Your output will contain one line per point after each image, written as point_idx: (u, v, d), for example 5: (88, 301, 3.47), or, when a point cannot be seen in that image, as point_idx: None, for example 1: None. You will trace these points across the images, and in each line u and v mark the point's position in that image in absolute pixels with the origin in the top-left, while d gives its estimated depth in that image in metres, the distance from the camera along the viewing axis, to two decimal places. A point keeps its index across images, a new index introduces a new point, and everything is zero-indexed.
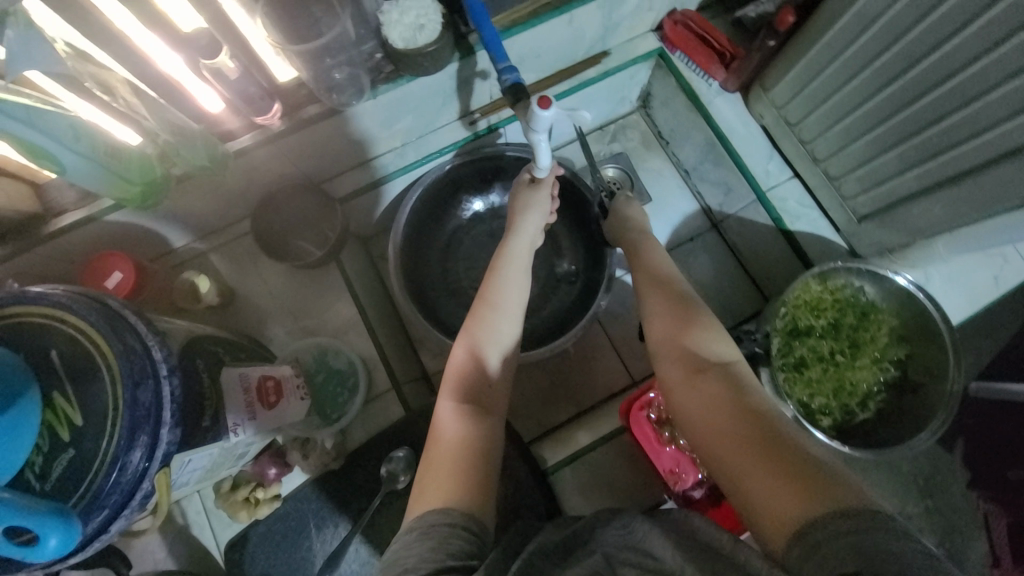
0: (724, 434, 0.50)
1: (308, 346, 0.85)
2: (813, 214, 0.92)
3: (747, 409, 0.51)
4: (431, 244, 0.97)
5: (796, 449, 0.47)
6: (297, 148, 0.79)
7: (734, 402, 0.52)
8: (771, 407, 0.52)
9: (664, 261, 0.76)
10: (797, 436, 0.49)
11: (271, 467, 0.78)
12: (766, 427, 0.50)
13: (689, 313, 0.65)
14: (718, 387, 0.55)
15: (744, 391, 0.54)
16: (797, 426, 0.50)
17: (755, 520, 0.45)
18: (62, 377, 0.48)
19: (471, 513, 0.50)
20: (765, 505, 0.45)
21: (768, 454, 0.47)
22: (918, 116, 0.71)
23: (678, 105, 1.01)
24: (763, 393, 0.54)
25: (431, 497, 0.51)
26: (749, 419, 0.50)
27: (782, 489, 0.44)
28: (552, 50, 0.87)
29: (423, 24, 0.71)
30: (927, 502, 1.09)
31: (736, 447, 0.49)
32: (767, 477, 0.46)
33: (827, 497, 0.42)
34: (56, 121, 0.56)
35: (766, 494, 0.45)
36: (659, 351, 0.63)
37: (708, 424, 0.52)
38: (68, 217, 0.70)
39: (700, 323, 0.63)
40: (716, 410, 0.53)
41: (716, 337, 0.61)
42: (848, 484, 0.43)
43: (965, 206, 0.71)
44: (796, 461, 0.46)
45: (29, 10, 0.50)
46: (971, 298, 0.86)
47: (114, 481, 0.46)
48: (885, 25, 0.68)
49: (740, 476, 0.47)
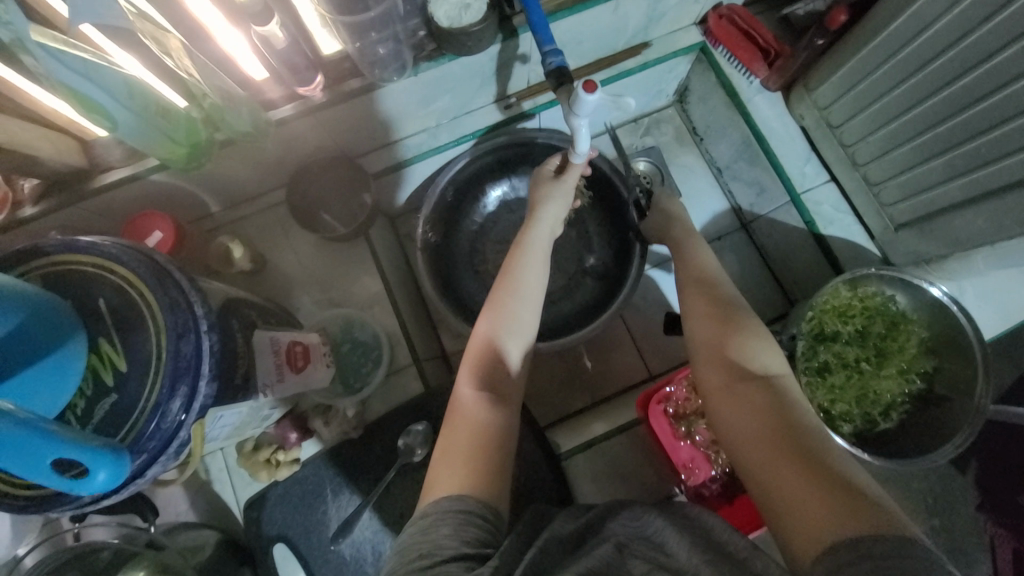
0: (760, 446, 0.51)
1: (334, 318, 0.87)
2: (847, 219, 0.90)
3: (787, 424, 0.52)
4: (461, 224, 0.97)
5: (834, 470, 0.48)
6: (335, 120, 0.80)
7: (774, 416, 0.53)
8: (813, 425, 0.52)
9: (709, 259, 0.74)
10: (836, 455, 0.49)
11: (292, 432, 0.79)
12: (807, 445, 0.50)
13: (734, 318, 0.64)
14: (759, 398, 0.55)
15: (786, 406, 0.54)
16: (840, 448, 0.51)
17: (782, 532, 0.47)
18: (107, 325, 0.50)
19: (487, 503, 0.51)
20: (794, 517, 0.46)
21: (806, 471, 0.48)
22: (968, 125, 0.69)
23: (716, 101, 1.00)
24: (808, 412, 0.54)
25: (445, 485, 0.52)
26: (791, 435, 0.51)
27: (814, 507, 0.45)
28: (593, 36, 0.86)
29: (468, 4, 0.71)
30: (934, 521, 1.08)
31: (772, 460, 0.50)
32: (802, 493, 0.46)
33: (860, 520, 0.43)
34: (112, 78, 0.57)
35: (799, 509, 0.46)
36: (700, 356, 0.63)
37: (745, 434, 0.53)
38: (114, 174, 0.72)
39: (747, 330, 0.62)
40: (754, 421, 0.53)
41: (764, 347, 0.61)
42: (883, 511, 0.44)
43: (1010, 219, 0.69)
44: (832, 481, 0.46)
45: None
46: (1007, 314, 0.83)
47: (155, 427, 0.48)
48: (941, 28, 0.66)
49: (772, 488, 0.49)
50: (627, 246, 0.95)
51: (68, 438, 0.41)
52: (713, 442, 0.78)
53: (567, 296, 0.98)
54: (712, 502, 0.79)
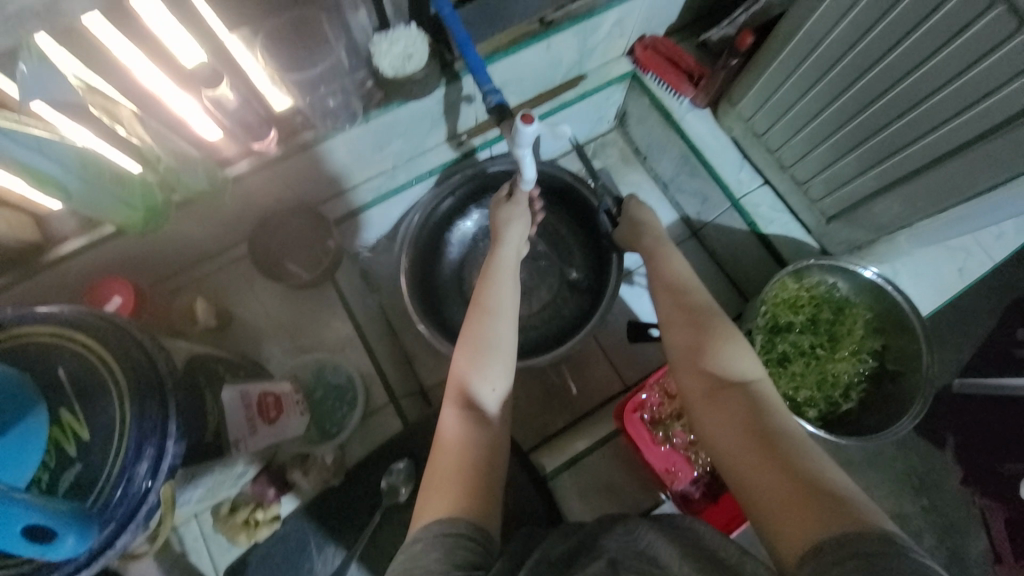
0: (743, 452, 0.52)
1: (306, 363, 0.87)
2: (785, 217, 0.98)
3: (767, 428, 0.53)
4: (434, 262, 1.00)
5: (815, 472, 0.48)
6: (293, 172, 0.82)
7: (753, 422, 0.54)
8: (790, 427, 0.53)
9: (682, 266, 0.77)
10: (816, 457, 0.50)
11: (270, 487, 0.76)
12: (785, 447, 0.51)
13: (708, 325, 0.65)
14: (739, 404, 0.56)
15: (764, 410, 0.55)
16: (817, 446, 0.52)
17: (769, 536, 0.47)
18: (68, 394, 0.49)
19: (475, 525, 0.49)
20: (778, 519, 0.46)
21: (785, 473, 0.48)
22: (870, 122, 0.76)
23: (653, 122, 1.08)
24: (785, 413, 0.55)
25: (435, 507, 0.50)
26: (769, 438, 0.52)
27: (797, 509, 0.46)
28: (532, 75, 0.92)
29: (411, 54, 0.75)
30: (924, 500, 1.18)
31: (756, 467, 0.50)
32: (783, 495, 0.47)
33: (842, 521, 0.43)
34: (62, 151, 0.58)
35: (783, 510, 0.47)
36: (680, 365, 0.64)
37: (728, 441, 0.54)
38: (69, 244, 0.72)
39: (721, 337, 0.63)
40: (735, 427, 0.54)
41: (739, 351, 0.62)
42: (864, 510, 0.44)
43: (922, 201, 0.76)
44: (815, 484, 0.47)
45: (42, 46, 0.52)
46: (939, 290, 0.92)
47: (121, 494, 0.47)
48: (833, 42, 0.74)
49: (757, 493, 0.49)
50: (601, 258, 0.99)
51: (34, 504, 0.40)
52: (692, 442, 0.80)
53: (541, 318, 1.00)
54: (698, 505, 0.79)
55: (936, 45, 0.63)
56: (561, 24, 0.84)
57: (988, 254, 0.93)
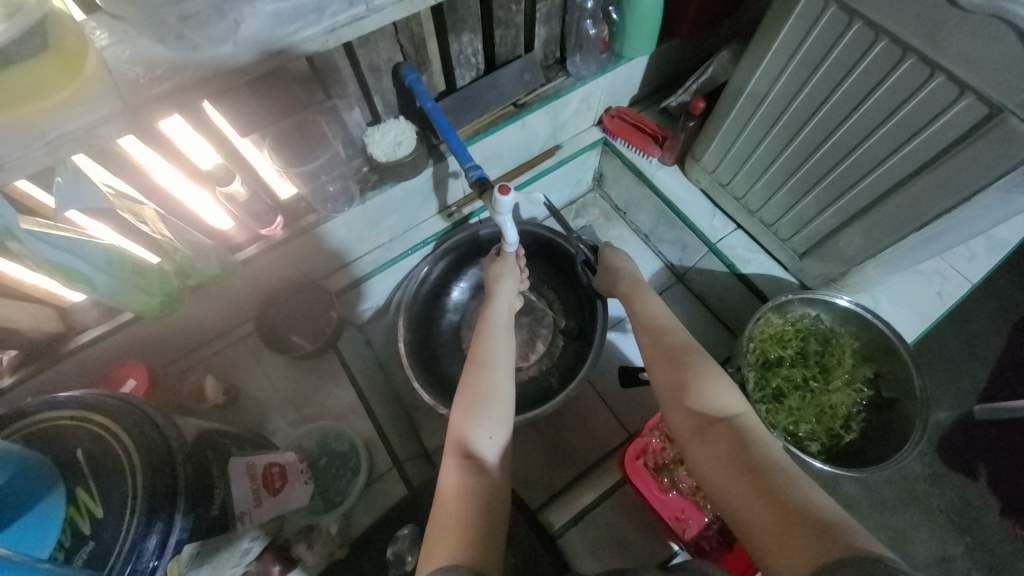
0: (735, 485, 0.53)
1: (310, 433, 0.89)
2: (761, 257, 1.03)
3: (755, 460, 0.54)
4: (433, 325, 1.05)
5: (805, 500, 0.49)
6: (298, 252, 0.89)
7: (742, 455, 0.55)
8: (777, 457, 0.55)
9: (662, 309, 0.80)
10: (804, 485, 0.51)
11: (275, 565, 0.73)
12: (774, 477, 0.52)
13: (692, 363, 0.68)
14: (727, 438, 0.57)
15: (752, 442, 0.56)
16: (806, 475, 0.53)
17: (768, 569, 0.47)
18: (84, 473, 0.52)
19: (476, 569, 0.49)
20: (774, 551, 0.47)
21: (775, 503, 0.49)
22: (817, 166, 0.84)
23: (627, 181, 1.17)
24: (771, 445, 0.57)
25: (436, 557, 0.50)
26: (758, 469, 0.53)
27: (790, 537, 0.46)
28: (511, 149, 1.03)
29: (400, 142, 0.84)
30: (966, 538, 1.12)
31: (747, 498, 0.51)
32: (776, 525, 0.48)
33: (832, 546, 0.44)
34: (93, 251, 0.65)
35: (778, 541, 0.47)
36: (669, 403, 0.66)
37: (720, 476, 0.55)
38: (90, 332, 0.77)
39: (705, 374, 0.66)
40: (725, 462, 0.55)
41: (723, 387, 0.64)
42: (854, 535, 0.45)
43: (880, 233, 0.81)
44: (805, 512, 0.48)
45: (82, 165, 0.62)
46: (922, 313, 0.95)
47: (130, 570, 0.48)
48: (773, 101, 0.84)
49: (752, 525, 0.50)
50: (587, 306, 1.03)
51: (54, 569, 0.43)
52: (699, 487, 0.79)
53: (540, 371, 1.03)
54: (713, 554, 0.77)
55: (863, 94, 0.71)
56: (532, 106, 0.96)
57: (963, 275, 0.97)
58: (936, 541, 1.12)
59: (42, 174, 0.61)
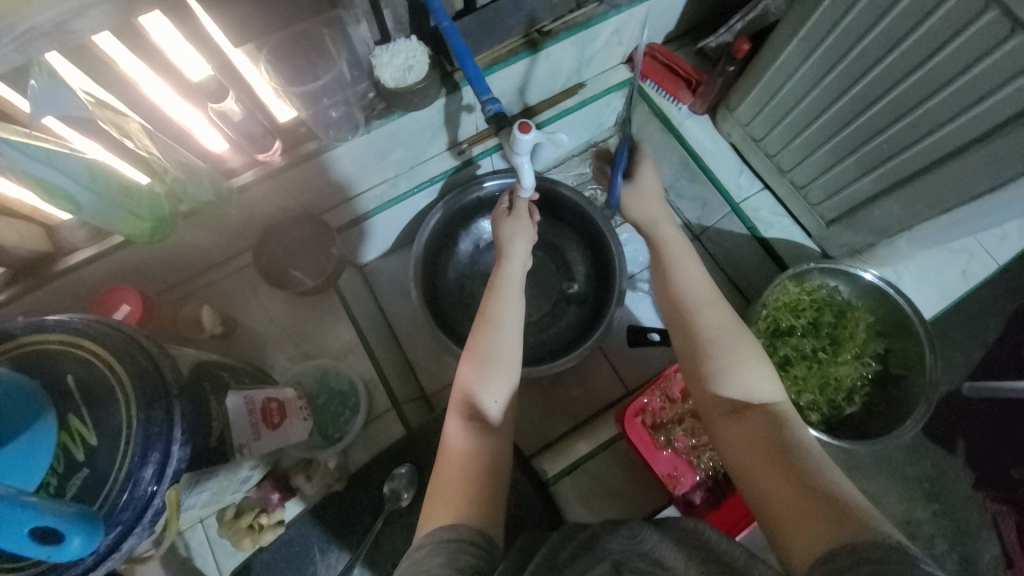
0: (761, 467, 0.53)
1: (310, 370, 0.89)
2: (785, 221, 0.98)
3: (785, 445, 0.53)
4: (441, 268, 1.01)
5: (831, 486, 0.49)
6: (297, 182, 0.83)
7: (773, 440, 0.54)
8: (808, 445, 0.54)
9: (697, 274, 0.73)
10: (832, 472, 0.51)
11: (275, 492, 0.78)
12: (802, 463, 0.52)
13: (725, 339, 0.64)
14: (758, 422, 0.57)
15: (785, 428, 0.56)
16: (836, 465, 0.52)
17: (781, 544, 0.48)
18: (76, 400, 0.50)
19: (480, 530, 0.51)
20: (793, 530, 0.47)
21: (800, 488, 0.49)
22: (869, 124, 0.76)
23: (652, 129, 1.08)
24: (804, 432, 0.56)
25: (440, 514, 0.52)
26: (785, 453, 0.53)
27: (810, 518, 0.47)
28: (532, 83, 0.94)
29: (412, 65, 0.76)
30: (935, 506, 1.17)
31: (771, 477, 0.51)
32: (799, 507, 0.48)
33: (853, 531, 0.44)
34: (74, 164, 0.59)
35: (796, 522, 0.47)
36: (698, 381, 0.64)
37: (746, 457, 0.54)
38: (79, 254, 0.73)
39: (741, 353, 0.63)
40: (754, 443, 0.55)
41: (759, 369, 0.62)
42: (877, 521, 0.44)
43: (920, 204, 0.76)
44: (830, 497, 0.48)
45: (53, 63, 0.54)
46: (942, 291, 0.92)
47: (127, 497, 0.48)
48: (830, 46, 0.74)
49: (773, 506, 0.50)
50: (603, 262, 0.99)
51: (45, 507, 0.42)
52: (694, 446, 0.80)
53: (545, 324, 1.01)
54: (702, 510, 0.79)
55: (934, 46, 0.63)
56: (558, 35, 0.86)
57: (992, 256, 0.92)
58: (907, 505, 1.16)
59: (13, 74, 0.54)
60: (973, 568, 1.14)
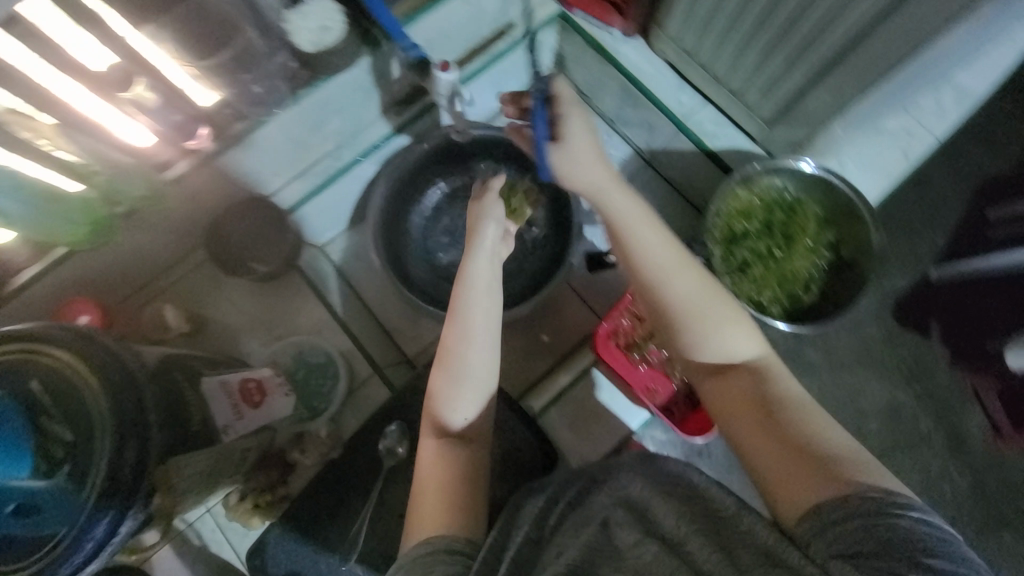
0: (749, 427, 0.55)
1: (284, 349, 0.90)
2: (729, 130, 0.99)
3: (768, 402, 0.56)
4: (401, 233, 1.00)
5: (814, 439, 0.52)
6: (233, 167, 0.81)
7: (756, 396, 0.57)
8: (791, 398, 0.57)
9: (652, 242, 0.65)
10: (817, 425, 0.54)
11: (276, 470, 0.84)
12: (787, 419, 0.54)
13: (702, 311, 0.61)
14: (744, 381, 0.58)
15: (769, 384, 0.58)
16: (818, 410, 0.56)
17: (768, 494, 0.52)
18: (43, 403, 0.51)
19: (461, 538, 0.54)
20: (779, 483, 0.51)
21: (785, 445, 0.52)
22: (791, 14, 0.76)
23: (587, 60, 1.06)
24: (789, 384, 0.58)
25: (426, 526, 0.55)
26: (770, 411, 0.55)
27: (798, 472, 0.50)
28: (456, 29, 0.91)
29: (327, 26, 0.76)
30: (916, 387, 1.23)
31: (759, 434, 0.54)
32: (786, 462, 0.51)
33: (839, 484, 0.48)
34: None
35: (783, 475, 0.51)
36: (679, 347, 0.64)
37: (732, 416, 0.57)
38: (26, 272, 0.73)
39: (723, 321, 0.61)
40: (736, 399, 0.58)
41: (739, 331, 0.61)
42: (860, 470, 0.49)
43: (849, 87, 0.78)
44: (815, 451, 0.51)
45: None
46: (884, 174, 0.95)
47: (113, 481, 0.50)
48: None
49: (761, 461, 0.53)
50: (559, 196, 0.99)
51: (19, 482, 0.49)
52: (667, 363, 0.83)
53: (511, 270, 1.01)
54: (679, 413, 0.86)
55: None
56: None
57: (931, 132, 0.94)
58: (890, 390, 1.23)
59: None
60: (960, 438, 1.21)
